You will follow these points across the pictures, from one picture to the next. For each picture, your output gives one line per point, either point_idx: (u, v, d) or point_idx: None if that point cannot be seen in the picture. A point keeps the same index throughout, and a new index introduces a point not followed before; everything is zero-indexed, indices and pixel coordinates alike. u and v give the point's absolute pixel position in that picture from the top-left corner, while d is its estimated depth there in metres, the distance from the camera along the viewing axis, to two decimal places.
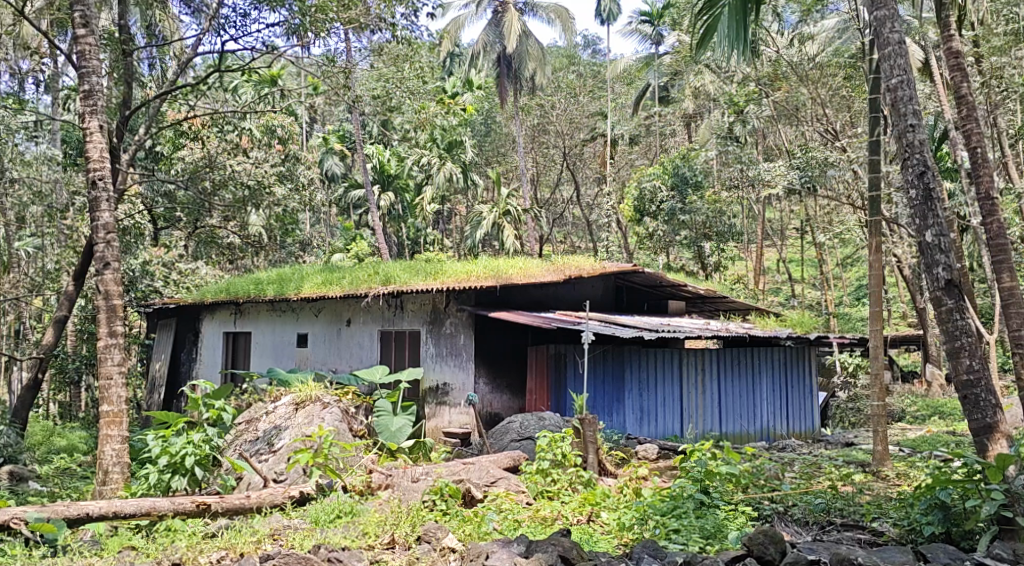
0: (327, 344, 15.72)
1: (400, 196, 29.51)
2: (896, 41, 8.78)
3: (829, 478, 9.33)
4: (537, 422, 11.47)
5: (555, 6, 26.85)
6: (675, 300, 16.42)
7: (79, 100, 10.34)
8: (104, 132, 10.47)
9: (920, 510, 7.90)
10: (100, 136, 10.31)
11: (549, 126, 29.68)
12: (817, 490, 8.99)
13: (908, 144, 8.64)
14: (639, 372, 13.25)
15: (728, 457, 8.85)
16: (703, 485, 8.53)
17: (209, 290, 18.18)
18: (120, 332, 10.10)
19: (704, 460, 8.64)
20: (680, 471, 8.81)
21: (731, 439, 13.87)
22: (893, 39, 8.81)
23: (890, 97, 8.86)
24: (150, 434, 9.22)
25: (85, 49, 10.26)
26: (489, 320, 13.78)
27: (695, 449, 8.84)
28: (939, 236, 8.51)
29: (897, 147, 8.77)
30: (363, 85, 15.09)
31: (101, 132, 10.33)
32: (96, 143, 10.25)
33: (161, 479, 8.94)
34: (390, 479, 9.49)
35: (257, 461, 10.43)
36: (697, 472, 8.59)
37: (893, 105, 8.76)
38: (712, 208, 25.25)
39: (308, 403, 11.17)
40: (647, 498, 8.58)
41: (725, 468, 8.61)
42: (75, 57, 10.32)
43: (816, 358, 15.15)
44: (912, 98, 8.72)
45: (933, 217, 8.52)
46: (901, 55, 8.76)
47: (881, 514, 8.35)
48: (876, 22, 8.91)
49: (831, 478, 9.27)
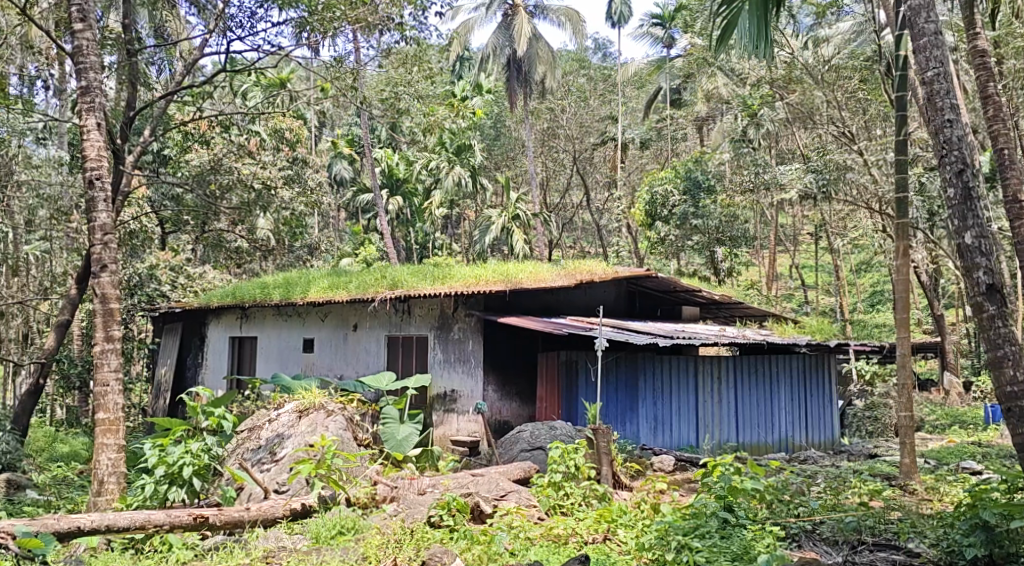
0: (333, 350, 15.42)
1: (408, 201, 29.23)
2: (932, 31, 8.46)
3: (856, 494, 8.92)
4: (548, 432, 11.11)
5: (565, 9, 26.55)
6: (688, 305, 16.07)
7: (77, 97, 10.04)
8: (101, 130, 10.18)
9: (961, 531, 7.48)
10: (98, 134, 10.01)
11: (559, 129, 29.40)
12: (847, 507, 8.57)
13: (946, 141, 8.35)
14: (653, 380, 12.87)
15: (752, 472, 8.27)
16: (727, 502, 8.02)
17: (215, 295, 17.90)
18: (117, 336, 9.80)
19: (728, 476, 8.12)
20: (700, 488, 8.36)
21: (748, 449, 13.53)
22: (929, 30, 8.48)
23: (925, 91, 8.52)
24: (146, 443, 8.91)
25: (83, 44, 9.99)
26: (498, 325, 13.43)
27: (717, 464, 8.34)
28: (979, 238, 8.24)
29: (934, 144, 8.45)
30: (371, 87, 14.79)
31: (98, 131, 10.03)
32: (93, 141, 9.96)
33: (157, 490, 8.61)
34: (396, 492, 9.16)
35: (259, 471, 10.12)
36: (720, 489, 8.09)
37: (928, 101, 8.40)
38: (726, 213, 24.95)
39: (311, 411, 10.85)
40: (667, 516, 8.10)
41: (749, 485, 8.09)
42: (73, 54, 10.05)
43: (836, 367, 14.77)
44: (950, 92, 8.37)
45: (973, 218, 8.26)
46: (938, 47, 8.44)
47: (916, 533, 7.95)
48: (911, 11, 8.56)
49: (860, 493, 8.88)
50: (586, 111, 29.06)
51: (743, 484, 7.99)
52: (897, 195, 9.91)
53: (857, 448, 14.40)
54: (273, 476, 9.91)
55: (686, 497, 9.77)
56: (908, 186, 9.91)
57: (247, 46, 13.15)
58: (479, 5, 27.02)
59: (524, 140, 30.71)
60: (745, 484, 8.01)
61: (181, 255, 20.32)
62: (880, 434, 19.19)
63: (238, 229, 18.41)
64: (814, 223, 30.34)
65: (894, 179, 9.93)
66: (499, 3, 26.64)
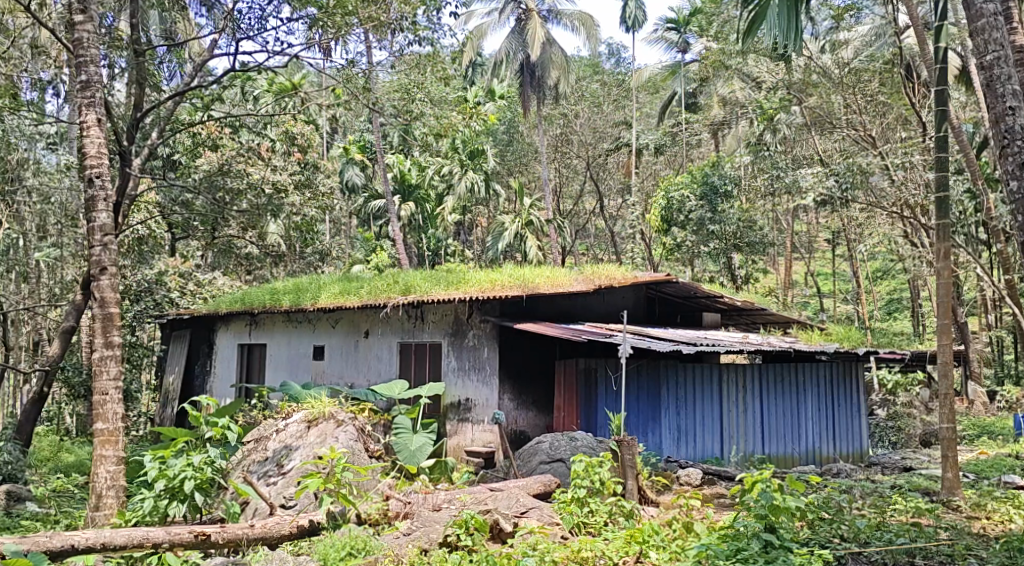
0: (344, 357, 15.03)
1: (421, 207, 28.75)
2: (990, 12, 8.42)
3: (901, 512, 8.44)
4: (569, 443, 10.66)
5: (579, 13, 26.14)
6: (709, 311, 15.61)
7: (76, 92, 9.67)
8: (103, 126, 9.81)
9: None
10: (98, 131, 9.64)
11: (573, 135, 29.02)
12: (895, 527, 8.07)
13: (1010, 129, 8.25)
14: (676, 389, 12.39)
15: (793, 489, 7.81)
16: (769, 523, 7.58)
17: (224, 301, 17.54)
18: (117, 343, 9.41)
19: (769, 494, 7.65)
20: (739, 507, 7.85)
21: (774, 462, 13.07)
22: (987, 10, 8.44)
23: (983, 77, 8.47)
24: (147, 455, 8.50)
25: (83, 37, 9.64)
26: (515, 332, 13.02)
27: (755, 481, 7.82)
28: None
29: (995, 133, 8.38)
30: (383, 88, 14.44)
31: (99, 127, 9.66)
32: (93, 138, 9.60)
33: (157, 506, 8.15)
34: (410, 508, 8.76)
35: (266, 485, 9.74)
36: (761, 509, 7.63)
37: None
38: (743, 219, 24.47)
39: (321, 421, 10.43)
40: (705, 541, 7.70)
41: (793, 504, 7.61)
42: (73, 48, 9.70)
43: (864, 375, 14.30)
44: (1011, 78, 8.33)
45: None
46: (997, 29, 8.40)
47: (974, 557, 7.49)
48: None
49: (905, 511, 8.41)
50: (600, 116, 28.70)
51: (788, 504, 7.52)
52: (935, 196, 9.47)
53: (886, 460, 13.94)
54: (280, 491, 9.53)
55: (716, 514, 9.35)
56: (947, 186, 9.48)
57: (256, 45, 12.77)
58: (492, 10, 26.66)
59: (538, 145, 30.31)
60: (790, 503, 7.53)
61: (189, 261, 19.98)
62: (904, 445, 18.68)
63: (248, 235, 18.07)
64: (831, 229, 29.86)
65: (933, 179, 9.50)
66: (512, 8, 26.27)
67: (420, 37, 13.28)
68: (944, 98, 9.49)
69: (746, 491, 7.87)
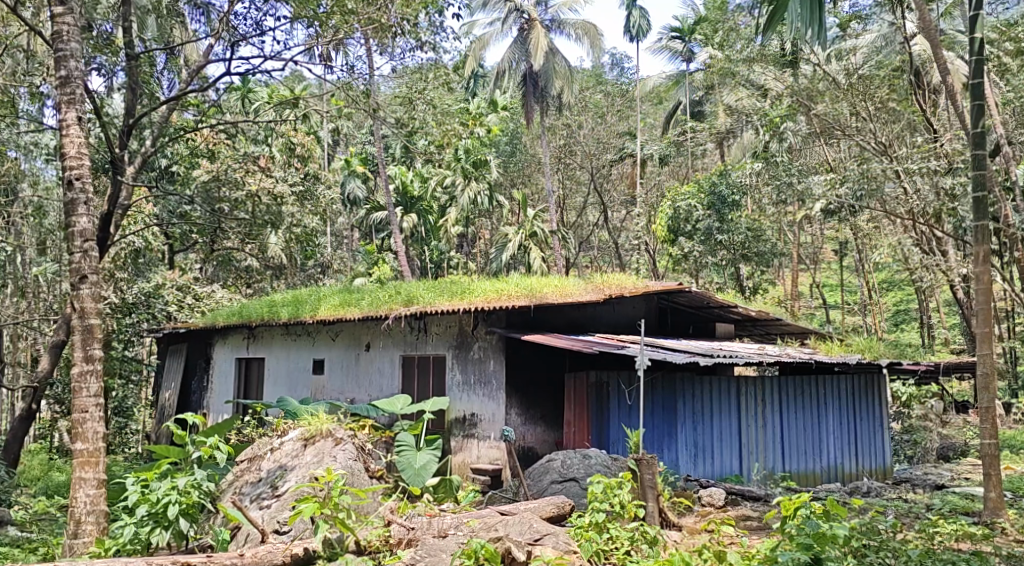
0: (344, 371, 14.49)
1: (423, 218, 28.13)
2: None
3: (946, 534, 7.91)
4: (582, 461, 10.24)
5: (582, 22, 25.69)
6: (723, 322, 15.07)
7: (55, 89, 9.19)
8: (83, 124, 9.31)
9: None
10: (78, 130, 9.14)
11: (577, 146, 28.59)
12: (945, 553, 7.52)
13: None
14: (693, 403, 11.82)
15: (835, 513, 7.23)
16: (815, 554, 6.99)
17: (221, 314, 17.02)
18: (98, 356, 8.89)
19: (814, 522, 7.12)
20: (780, 534, 7.32)
21: (795, 479, 12.51)
22: None
23: None
24: (129, 479, 7.91)
25: (62, 30, 9.19)
26: (522, 343, 12.47)
27: (795, 506, 7.33)
28: None
29: None
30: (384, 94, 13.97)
31: (79, 125, 9.16)
32: (73, 137, 9.11)
33: (138, 534, 7.50)
34: (413, 535, 8.13)
35: (258, 509, 9.19)
36: (806, 538, 7.07)
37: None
38: (752, 229, 23.91)
39: (317, 439, 9.92)
40: None
41: (842, 531, 7.03)
42: (52, 41, 9.24)
43: (886, 389, 13.78)
44: None
45: None
46: None
47: None
48: None
49: (951, 534, 7.88)
50: (603, 127, 28.36)
51: (836, 532, 6.98)
52: (972, 195, 9.03)
53: (911, 477, 13.41)
54: (273, 515, 8.98)
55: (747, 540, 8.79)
56: (985, 185, 8.99)
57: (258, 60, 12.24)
58: (494, 20, 26.17)
59: (541, 156, 29.81)
60: (838, 532, 6.99)
61: (186, 274, 19.45)
62: (920, 459, 18.07)
63: (246, 247, 17.57)
64: (838, 240, 29.31)
65: (969, 177, 9.06)
66: (515, 17, 25.83)
67: (423, 42, 12.66)
68: (980, 93, 9.04)
69: (784, 518, 7.35)
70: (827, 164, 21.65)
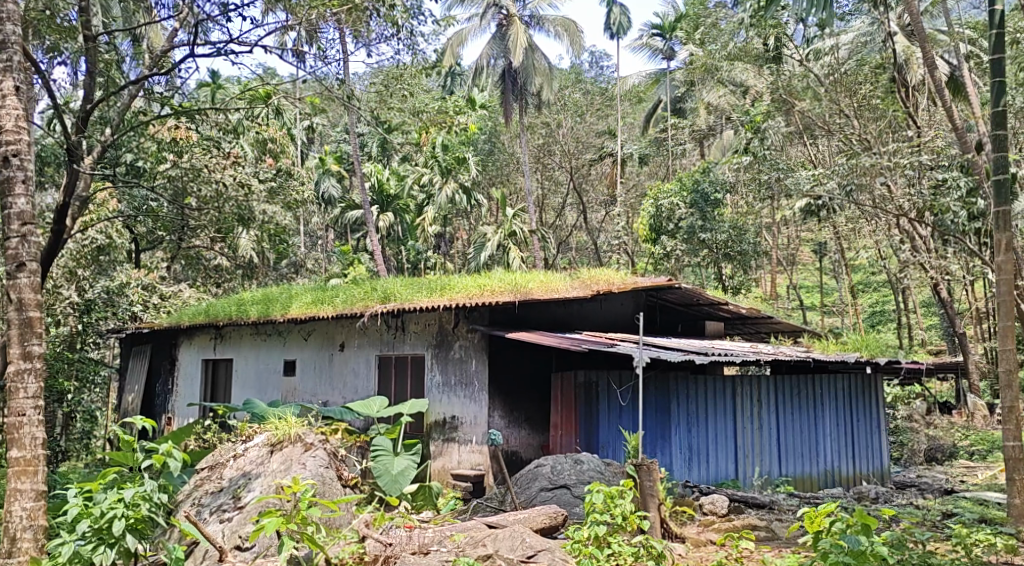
0: (317, 372, 13.77)
1: (399, 217, 27.28)
2: None
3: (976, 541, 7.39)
4: (574, 467, 9.77)
5: (561, 18, 24.93)
6: (712, 320, 14.50)
7: None
8: (22, 97, 8.56)
9: None
10: (16, 101, 8.38)
11: (556, 145, 27.91)
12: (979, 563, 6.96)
13: None
14: (687, 404, 11.23)
15: (868, 525, 6.34)
16: None
17: (186, 313, 16.23)
18: (36, 353, 8.13)
19: (855, 538, 6.27)
20: (812, 551, 6.47)
21: (791, 483, 11.99)
22: None
23: None
24: (70, 490, 7.06)
25: None
26: (506, 342, 11.79)
27: (823, 516, 6.46)
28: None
29: None
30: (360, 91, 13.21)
31: (17, 97, 8.41)
32: (10, 109, 8.34)
33: (77, 554, 6.65)
34: (390, 552, 7.54)
35: (217, 522, 8.48)
36: (845, 556, 6.24)
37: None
38: (735, 226, 23.11)
39: (285, 444, 9.22)
40: None
41: (887, 551, 6.17)
42: None
43: (882, 389, 13.32)
44: None
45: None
46: None
47: None
48: None
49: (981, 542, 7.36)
50: (583, 126, 27.78)
51: (879, 551, 6.15)
52: (992, 178, 8.62)
53: (909, 480, 12.94)
54: (234, 530, 8.29)
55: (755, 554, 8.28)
56: (1006, 169, 8.55)
57: (222, 42, 11.38)
58: (473, 15, 25.40)
59: (520, 154, 29.04)
60: (880, 550, 6.17)
61: (151, 273, 18.60)
62: (908, 461, 17.57)
63: (215, 246, 16.78)
64: (817, 241, 28.75)
65: (989, 158, 8.64)
66: (493, 13, 25.08)
67: (400, 30, 11.89)
68: (1000, 69, 8.58)
69: (807, 536, 6.55)
70: (814, 162, 21.05)
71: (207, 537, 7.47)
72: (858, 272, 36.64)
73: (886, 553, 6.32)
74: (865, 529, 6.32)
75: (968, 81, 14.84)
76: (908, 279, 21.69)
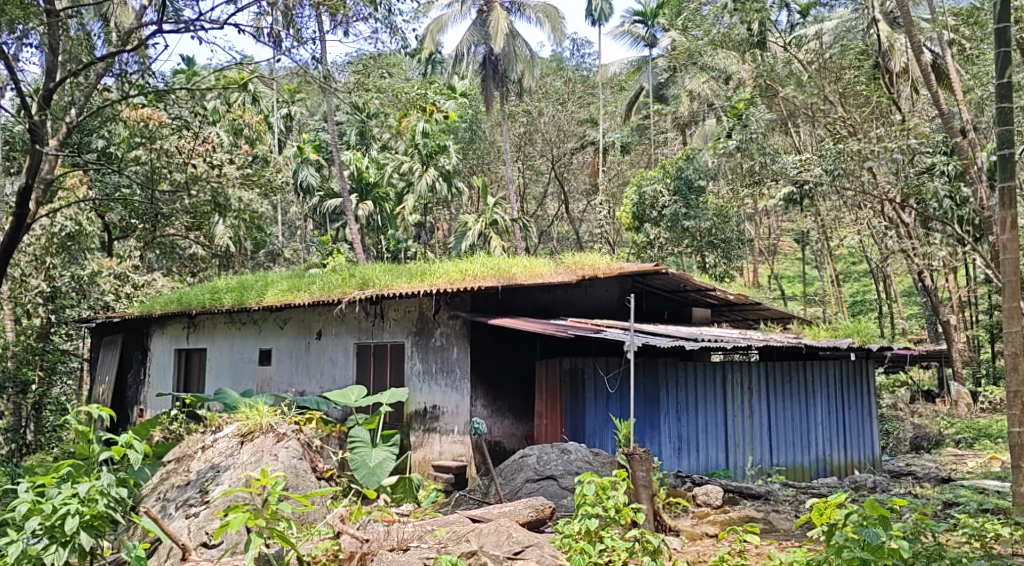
0: (293, 361, 13.35)
1: (379, 206, 26.78)
2: None
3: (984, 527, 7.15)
4: (561, 458, 9.43)
5: (542, 5, 24.41)
6: (700, 307, 14.17)
7: None
8: None
9: None
10: None
11: (537, 134, 27.41)
12: (991, 554, 6.72)
13: None
14: (676, 392, 10.90)
15: (884, 516, 6.02)
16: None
17: (158, 302, 15.74)
18: None
19: (873, 532, 5.93)
20: (824, 545, 6.15)
21: (782, 472, 11.71)
22: None
23: None
24: (22, 483, 6.62)
25: None
26: (489, 328, 11.41)
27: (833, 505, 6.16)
28: None
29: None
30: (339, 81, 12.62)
31: None
32: None
33: (27, 553, 6.23)
34: (367, 548, 7.16)
35: (183, 518, 8.12)
36: (863, 551, 5.90)
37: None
38: (719, 214, 22.67)
39: (256, 435, 8.88)
40: None
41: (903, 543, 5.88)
42: None
43: (873, 376, 13.05)
44: None
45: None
46: None
47: None
48: None
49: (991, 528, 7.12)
50: (564, 114, 27.31)
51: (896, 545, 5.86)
52: (996, 153, 8.34)
53: (901, 468, 12.70)
54: (201, 526, 7.92)
55: (753, 550, 7.96)
56: (1010, 143, 8.30)
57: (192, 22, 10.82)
58: (452, 2, 24.72)
59: (500, 143, 28.56)
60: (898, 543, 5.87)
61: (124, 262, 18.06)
62: (892, 449, 17.39)
63: (188, 234, 16.28)
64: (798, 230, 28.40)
65: (994, 132, 8.37)
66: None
67: (378, 9, 11.35)
68: (1005, 41, 8.33)
69: (817, 529, 6.26)
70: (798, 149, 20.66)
71: (170, 534, 6.92)
72: (839, 261, 36.36)
73: (903, 547, 6.00)
74: (882, 522, 6.01)
75: (952, 67, 14.49)
76: (892, 268, 21.42)
